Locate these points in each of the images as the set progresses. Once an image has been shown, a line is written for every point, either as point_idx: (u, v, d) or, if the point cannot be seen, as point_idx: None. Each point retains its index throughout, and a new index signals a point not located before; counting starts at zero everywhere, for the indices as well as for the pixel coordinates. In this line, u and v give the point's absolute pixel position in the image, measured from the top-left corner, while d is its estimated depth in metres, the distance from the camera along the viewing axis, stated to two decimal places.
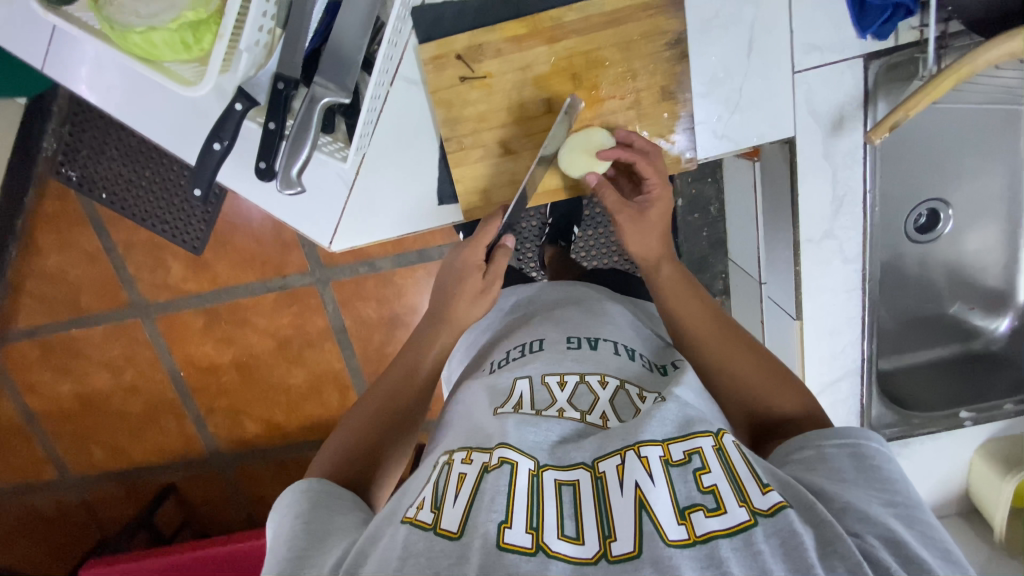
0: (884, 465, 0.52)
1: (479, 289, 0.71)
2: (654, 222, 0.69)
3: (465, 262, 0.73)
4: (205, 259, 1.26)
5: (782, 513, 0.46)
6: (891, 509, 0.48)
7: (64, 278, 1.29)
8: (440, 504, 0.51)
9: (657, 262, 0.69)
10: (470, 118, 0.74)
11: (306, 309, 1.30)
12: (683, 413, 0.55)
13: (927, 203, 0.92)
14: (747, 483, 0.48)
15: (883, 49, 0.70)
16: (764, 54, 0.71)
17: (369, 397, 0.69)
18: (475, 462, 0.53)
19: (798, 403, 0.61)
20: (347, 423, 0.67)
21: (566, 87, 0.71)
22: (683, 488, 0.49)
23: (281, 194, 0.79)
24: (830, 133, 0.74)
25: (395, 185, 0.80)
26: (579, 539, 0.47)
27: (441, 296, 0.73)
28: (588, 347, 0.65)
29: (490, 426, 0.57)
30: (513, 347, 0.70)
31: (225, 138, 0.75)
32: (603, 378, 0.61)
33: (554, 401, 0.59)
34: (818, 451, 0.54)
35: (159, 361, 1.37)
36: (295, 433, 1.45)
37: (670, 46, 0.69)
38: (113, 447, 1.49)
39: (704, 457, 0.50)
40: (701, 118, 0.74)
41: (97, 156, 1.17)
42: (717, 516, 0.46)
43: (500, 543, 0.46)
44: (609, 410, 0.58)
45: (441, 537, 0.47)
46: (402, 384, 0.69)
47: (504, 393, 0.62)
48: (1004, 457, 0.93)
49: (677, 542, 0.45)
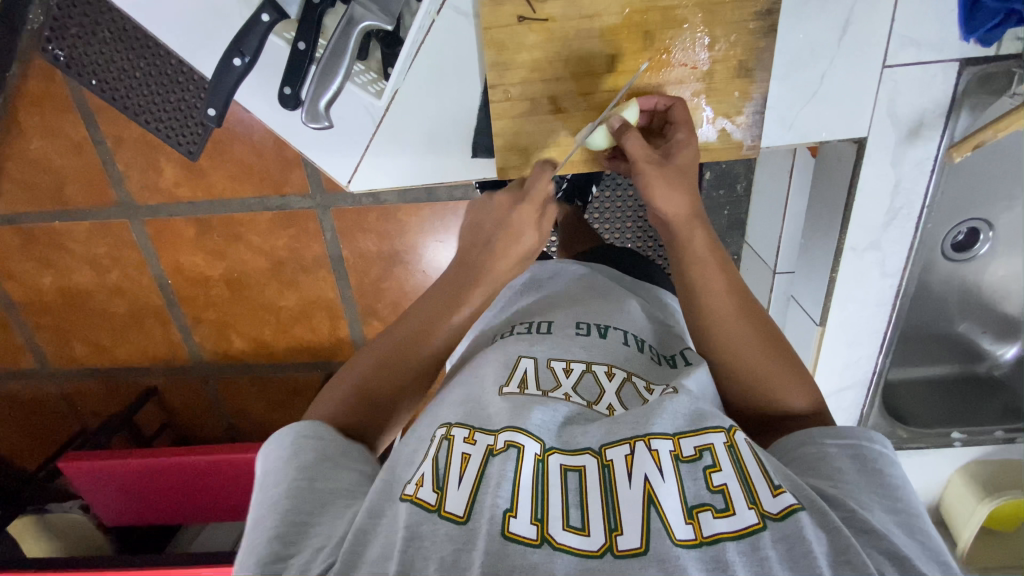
0: (885, 471, 0.49)
1: (526, 251, 0.66)
2: (680, 168, 0.61)
3: (521, 217, 0.65)
4: (200, 165, 1.17)
5: (793, 517, 0.43)
6: (894, 517, 0.45)
7: (48, 166, 1.20)
8: (442, 485, 0.47)
9: (691, 225, 0.60)
10: (521, 65, 0.67)
11: (302, 233, 1.24)
12: (694, 406, 0.51)
13: (968, 222, 0.87)
14: (758, 484, 0.45)
15: (982, 56, 0.64)
16: (858, 40, 0.65)
17: (358, 366, 0.61)
18: (478, 443, 0.50)
19: (808, 399, 0.56)
20: (359, 357, 0.62)
21: (635, 45, 0.65)
22: (692, 486, 0.46)
23: (307, 127, 0.75)
24: (905, 139, 0.69)
25: (427, 120, 0.74)
26: (584, 530, 0.44)
27: (484, 245, 0.65)
28: (597, 335, 0.61)
29: (493, 404, 0.54)
30: (521, 324, 0.67)
31: (247, 54, 0.70)
32: (610, 369, 0.57)
33: (559, 385, 0.56)
34: (818, 449, 0.51)
35: (146, 265, 1.32)
36: (281, 353, 1.44)
37: (758, 16, 0.62)
38: (95, 344, 1.46)
39: (715, 454, 0.47)
40: (773, 103, 0.69)
41: (88, 37, 1.02)
42: (726, 517, 0.43)
43: (504, 532, 0.44)
44: (616, 402, 0.55)
45: (446, 520, 0.45)
46: (398, 358, 0.61)
47: (507, 368, 0.58)
48: (982, 480, 0.97)
49: (684, 543, 0.42)
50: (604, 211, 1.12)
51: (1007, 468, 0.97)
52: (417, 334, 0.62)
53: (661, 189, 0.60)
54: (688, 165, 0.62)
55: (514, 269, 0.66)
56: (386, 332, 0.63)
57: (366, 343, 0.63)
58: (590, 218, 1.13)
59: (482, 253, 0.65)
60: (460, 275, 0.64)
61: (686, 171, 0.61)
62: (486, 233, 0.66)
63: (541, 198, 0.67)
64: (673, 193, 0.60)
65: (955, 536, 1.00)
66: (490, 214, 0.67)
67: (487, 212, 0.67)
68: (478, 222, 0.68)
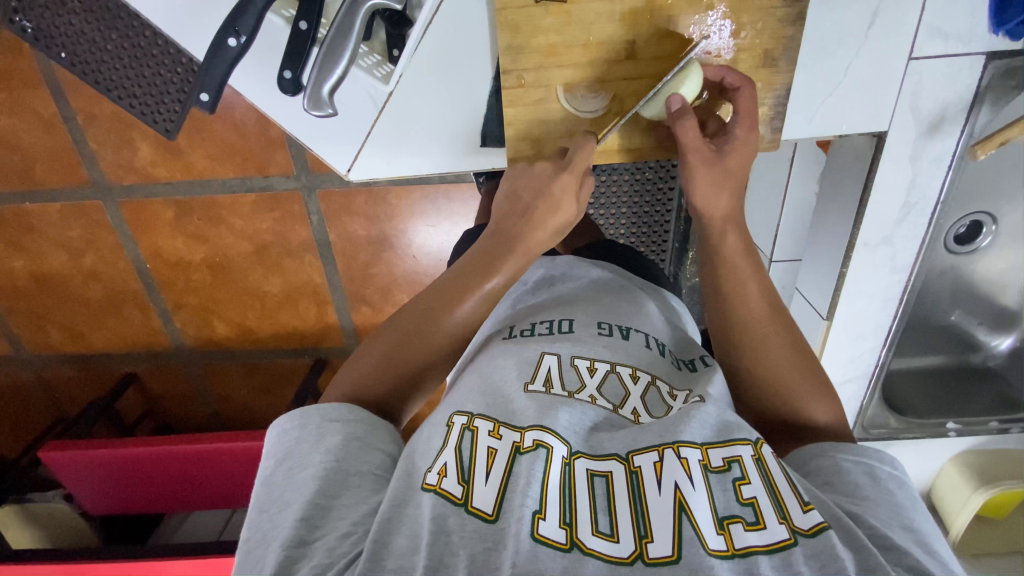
0: (897, 490, 0.49)
1: (565, 222, 0.61)
2: (731, 171, 0.61)
3: (561, 188, 0.61)
4: (179, 144, 1.11)
5: (825, 534, 0.42)
6: (911, 535, 0.45)
7: (14, 143, 1.12)
8: (468, 478, 0.46)
9: (724, 227, 0.62)
10: (537, 50, 0.63)
11: (288, 216, 1.19)
12: (722, 416, 0.51)
13: (973, 215, 0.87)
14: (787, 498, 0.44)
15: (1010, 50, 0.63)
16: (886, 29, 0.62)
17: (358, 364, 0.57)
18: (504, 438, 0.48)
19: (830, 412, 0.57)
20: (379, 336, 0.59)
21: (655, 32, 0.62)
22: (722, 496, 0.45)
23: (309, 115, 0.71)
24: (925, 134, 0.68)
25: (430, 105, 0.70)
26: (613, 536, 0.43)
27: (523, 212, 0.61)
28: (619, 337, 0.60)
29: (514, 404, 0.52)
30: (539, 321, 0.64)
31: (243, 35, 0.65)
32: (635, 372, 0.56)
33: (584, 385, 0.54)
34: (834, 463, 0.51)
35: (123, 249, 1.26)
36: (268, 338, 1.40)
37: (787, 3, 0.60)
38: (73, 330, 1.40)
39: (744, 467, 0.47)
40: (796, 94, 0.67)
41: (55, 6, 0.91)
42: (757, 530, 0.43)
43: (534, 534, 0.42)
44: (641, 407, 0.54)
45: (474, 517, 0.44)
46: (412, 343, 0.57)
47: (531, 366, 0.56)
48: (974, 469, 1.00)
49: (717, 553, 0.41)
50: (599, 196, 1.10)
51: (997, 458, 1.01)
52: (439, 318, 0.57)
53: (704, 187, 0.60)
54: (740, 167, 0.61)
55: (551, 238, 0.61)
56: (409, 309, 0.59)
57: (387, 322, 0.59)
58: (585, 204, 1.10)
59: (522, 223, 0.60)
60: (493, 246, 0.60)
61: (735, 174, 0.61)
62: (524, 202, 0.61)
63: (585, 168, 0.63)
64: (719, 194, 0.61)
65: (948, 523, 1.04)
66: (528, 181, 0.63)
67: (530, 177, 0.62)
68: (518, 190, 0.63)
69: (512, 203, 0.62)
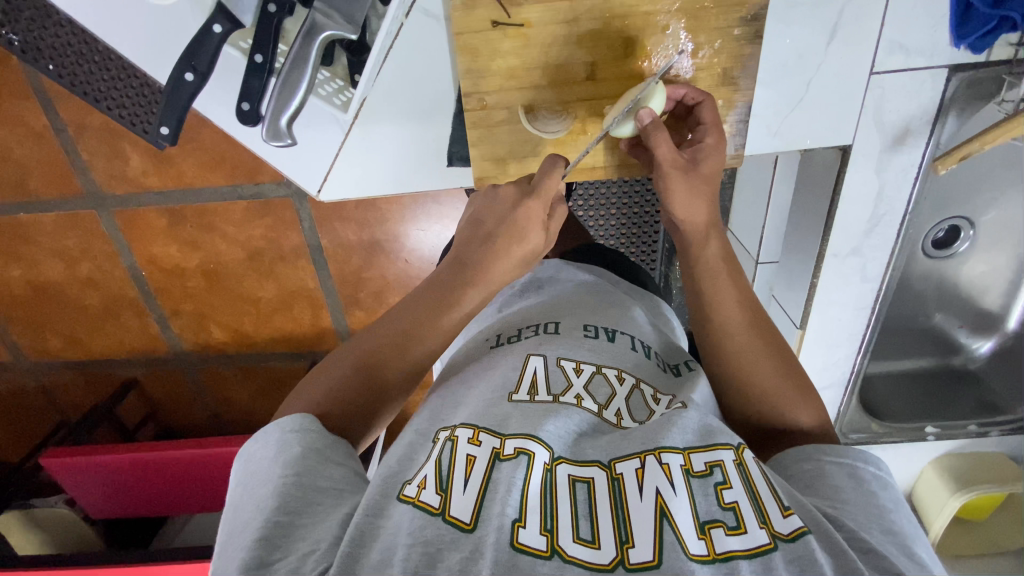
0: (879, 491, 0.50)
1: (531, 251, 0.62)
2: (705, 177, 0.61)
3: (526, 217, 0.61)
4: (168, 154, 1.12)
5: (803, 539, 0.43)
6: (890, 538, 0.46)
7: (7, 156, 1.13)
8: (446, 488, 0.46)
9: (706, 233, 0.62)
10: (497, 73, 0.64)
11: (279, 222, 1.21)
12: (703, 421, 0.51)
13: (951, 220, 0.87)
14: (768, 503, 0.45)
15: (972, 63, 0.63)
16: (851, 41, 0.63)
17: (338, 362, 0.59)
18: (483, 445, 0.49)
19: (813, 416, 0.57)
20: (365, 335, 0.61)
21: (614, 52, 0.63)
22: (703, 501, 0.46)
23: (269, 145, 0.72)
24: (891, 146, 0.68)
25: (399, 125, 0.71)
26: (594, 543, 0.43)
27: (486, 238, 0.62)
28: (605, 339, 0.62)
29: (490, 416, 0.53)
30: (525, 325, 0.66)
31: (199, 69, 0.67)
32: (621, 373, 0.58)
33: (571, 385, 0.56)
34: (818, 465, 0.52)
35: (119, 257, 1.27)
36: (264, 343, 1.41)
37: (743, 23, 0.61)
38: (70, 337, 1.42)
39: (726, 471, 0.47)
40: (759, 110, 0.67)
41: (42, 19, 0.89)
42: (737, 535, 0.43)
43: (513, 543, 0.42)
44: (625, 409, 0.55)
45: (451, 526, 0.44)
46: (393, 346, 0.59)
47: (516, 373, 0.57)
48: (952, 471, 1.02)
49: (697, 558, 0.42)
50: (588, 196, 1.09)
51: (973, 458, 1.03)
52: (423, 320, 0.59)
53: (682, 198, 0.60)
54: (714, 173, 0.62)
55: (516, 269, 0.63)
56: (393, 313, 0.61)
57: (373, 323, 0.61)
58: (574, 204, 1.10)
59: (483, 251, 0.61)
60: (459, 269, 0.61)
61: (710, 179, 0.61)
62: (488, 227, 0.62)
63: (552, 194, 0.63)
64: (695, 202, 0.60)
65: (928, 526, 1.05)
66: (492, 208, 0.63)
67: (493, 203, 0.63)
68: (480, 215, 0.64)
69: (473, 229, 0.63)
